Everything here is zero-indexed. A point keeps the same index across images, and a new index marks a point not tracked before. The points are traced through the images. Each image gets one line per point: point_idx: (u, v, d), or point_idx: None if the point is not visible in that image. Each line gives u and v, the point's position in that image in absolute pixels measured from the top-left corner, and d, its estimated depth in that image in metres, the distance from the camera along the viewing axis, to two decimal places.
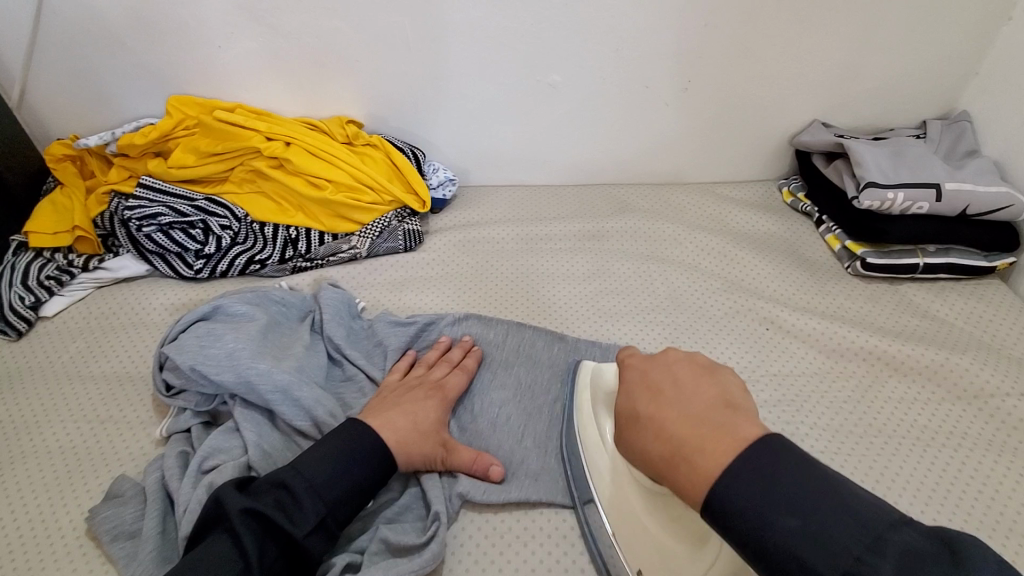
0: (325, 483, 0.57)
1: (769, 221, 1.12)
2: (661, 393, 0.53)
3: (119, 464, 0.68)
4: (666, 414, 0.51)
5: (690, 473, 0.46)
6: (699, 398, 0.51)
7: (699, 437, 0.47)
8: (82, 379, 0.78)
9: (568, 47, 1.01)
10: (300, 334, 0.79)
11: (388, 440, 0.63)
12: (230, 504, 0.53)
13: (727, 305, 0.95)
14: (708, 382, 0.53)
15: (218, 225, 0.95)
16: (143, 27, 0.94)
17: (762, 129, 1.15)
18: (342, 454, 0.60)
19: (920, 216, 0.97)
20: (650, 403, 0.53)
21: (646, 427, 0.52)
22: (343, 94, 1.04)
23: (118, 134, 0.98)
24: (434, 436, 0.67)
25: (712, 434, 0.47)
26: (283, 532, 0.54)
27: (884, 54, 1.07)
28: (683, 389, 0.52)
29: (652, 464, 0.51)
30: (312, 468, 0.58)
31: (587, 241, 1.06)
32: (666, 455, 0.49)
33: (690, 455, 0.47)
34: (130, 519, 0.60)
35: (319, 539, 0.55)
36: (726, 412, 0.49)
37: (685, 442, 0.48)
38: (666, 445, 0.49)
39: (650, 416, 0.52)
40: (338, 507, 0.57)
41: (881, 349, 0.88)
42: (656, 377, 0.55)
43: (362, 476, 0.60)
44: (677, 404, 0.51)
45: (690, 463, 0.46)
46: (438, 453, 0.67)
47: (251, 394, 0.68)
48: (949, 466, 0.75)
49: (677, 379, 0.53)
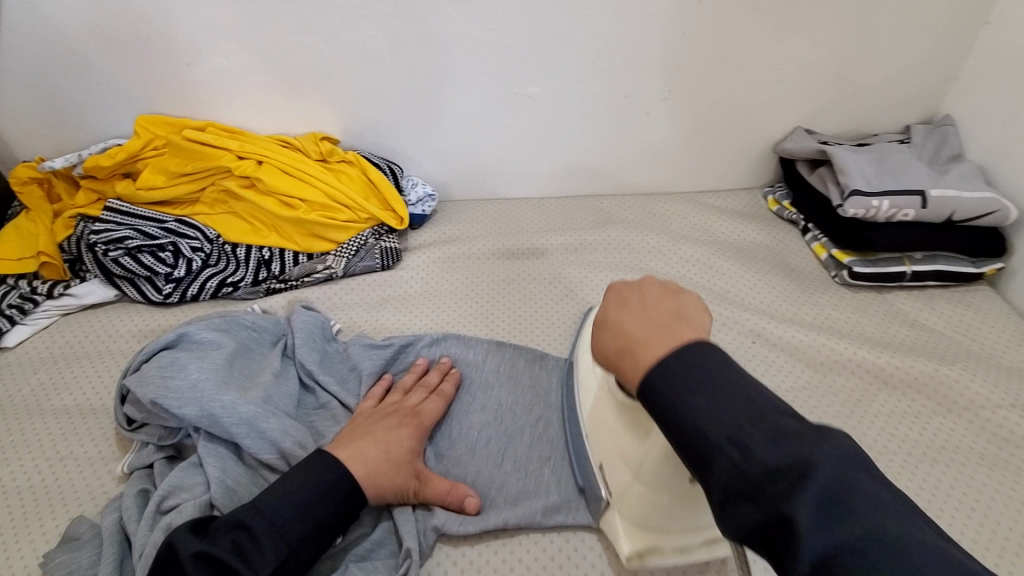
0: (287, 521, 0.55)
1: (754, 230, 1.10)
2: (628, 302, 0.48)
3: (78, 503, 0.65)
4: (625, 318, 0.47)
5: (634, 365, 0.43)
6: (658, 311, 0.46)
7: (650, 334, 0.44)
8: (43, 413, 0.75)
9: (545, 57, 0.99)
10: (270, 360, 0.76)
11: (357, 473, 0.60)
12: (184, 548, 0.51)
13: (713, 318, 0.93)
14: (671, 297, 0.48)
15: (188, 247, 0.92)
16: (109, 46, 0.92)
17: (745, 137, 1.14)
18: (307, 489, 0.57)
19: (906, 224, 0.95)
20: (616, 310, 0.48)
21: (607, 330, 0.48)
22: (317, 110, 1.02)
23: (85, 156, 0.96)
24: (407, 467, 0.64)
25: (665, 335, 0.43)
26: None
27: (865, 59, 1.06)
28: (647, 301, 0.48)
29: (605, 359, 0.48)
30: (273, 507, 0.55)
31: (570, 254, 1.04)
32: (618, 350, 0.46)
33: (639, 347, 0.43)
34: (85, 565, 0.57)
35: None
36: (679, 322, 0.44)
37: (637, 339, 0.44)
38: (619, 343, 0.46)
39: (611, 321, 0.48)
40: (300, 547, 0.55)
41: (870, 361, 0.86)
42: (629, 292, 0.49)
43: (326, 512, 0.57)
44: (640, 313, 0.47)
45: (637, 359, 0.43)
46: (411, 485, 0.64)
47: (215, 427, 0.65)
48: (942, 483, 0.73)
49: (645, 295, 0.48)
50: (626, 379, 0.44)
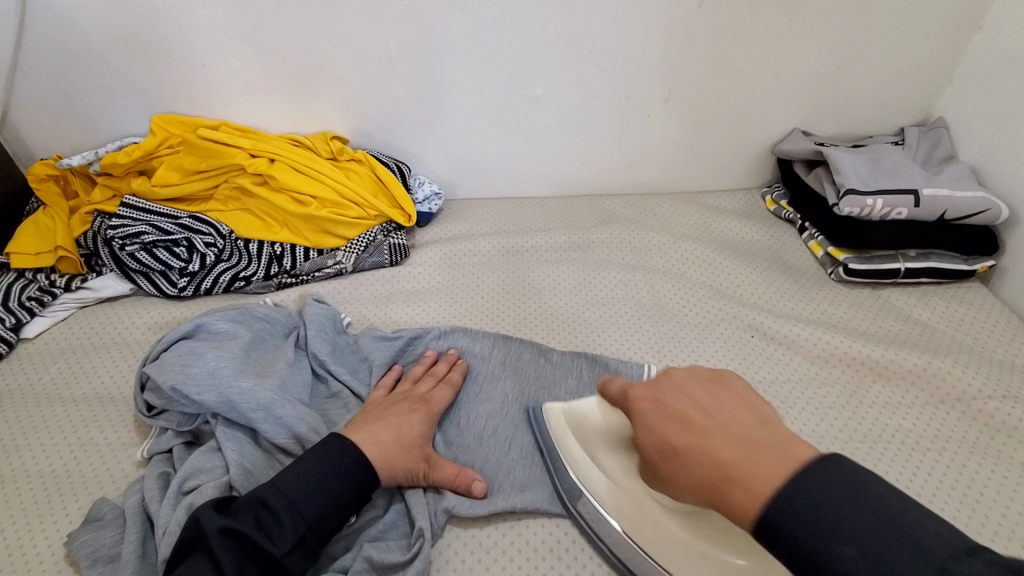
0: (304, 498, 0.57)
1: (753, 228, 1.13)
2: (692, 415, 0.48)
3: (99, 486, 0.67)
4: (709, 443, 0.45)
5: (744, 495, 0.42)
6: (728, 420, 0.46)
7: (749, 457, 0.43)
8: (63, 401, 0.77)
9: (549, 59, 1.02)
10: (284, 351, 0.78)
11: (371, 455, 0.63)
12: (207, 522, 0.53)
13: (713, 313, 0.95)
14: (737, 403, 0.48)
15: (202, 242, 0.95)
16: (126, 47, 0.95)
17: (744, 138, 1.17)
18: (321, 468, 0.59)
19: (900, 222, 0.98)
20: (683, 432, 0.47)
21: (688, 455, 0.46)
22: (328, 111, 1.05)
23: (102, 153, 0.98)
24: (417, 451, 0.67)
25: (767, 460, 0.43)
26: (261, 549, 0.53)
27: (860, 64, 1.09)
28: (712, 411, 0.47)
29: (695, 492, 0.46)
30: (292, 485, 0.57)
31: (574, 251, 1.07)
32: (709, 480, 0.44)
33: (739, 475, 0.43)
34: (109, 543, 0.59)
35: (300, 559, 0.55)
36: (763, 428, 0.45)
37: (735, 466, 0.43)
38: (708, 472, 0.44)
39: (686, 446, 0.46)
40: (319, 523, 0.57)
41: (866, 355, 0.89)
42: (689, 404, 0.48)
43: (343, 491, 0.59)
44: (714, 428, 0.46)
45: (748, 493, 0.42)
46: (420, 468, 0.66)
47: (233, 413, 0.67)
48: (935, 470, 0.75)
49: (698, 400, 0.48)
50: (733, 512, 0.43)
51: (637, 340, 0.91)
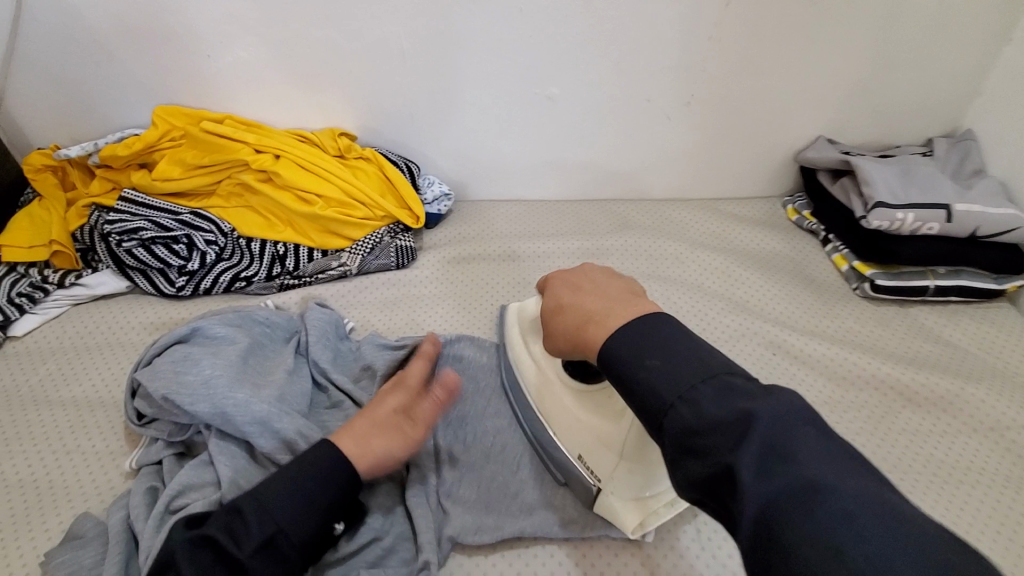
0: (292, 524, 0.52)
1: (773, 239, 1.09)
2: (582, 287, 0.57)
3: (84, 499, 0.64)
4: (583, 300, 0.55)
5: (597, 330, 0.50)
6: (611, 290, 0.55)
7: (604, 309, 0.51)
8: (50, 405, 0.73)
9: (567, 58, 0.98)
10: (284, 357, 0.75)
11: (354, 459, 0.58)
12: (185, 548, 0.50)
13: (731, 328, 0.91)
14: (618, 281, 0.57)
15: (202, 240, 0.91)
16: (128, 35, 0.91)
17: (766, 145, 1.12)
18: (311, 489, 0.55)
19: (931, 237, 0.94)
20: (570, 295, 0.57)
21: (569, 311, 0.55)
22: (336, 106, 1.01)
23: (101, 145, 0.95)
24: (392, 416, 0.63)
25: (622, 308, 0.50)
26: (228, 556, 0.50)
27: (891, 70, 1.04)
28: (599, 284, 0.57)
29: (572, 344, 0.54)
30: (266, 489, 0.54)
31: (587, 259, 1.03)
32: (579, 324, 0.53)
33: (597, 320, 0.50)
34: (88, 564, 0.56)
35: (269, 561, 0.51)
36: (632, 296, 0.53)
37: (595, 313, 0.52)
38: (579, 318, 0.53)
39: (570, 304, 0.55)
40: (293, 526, 0.52)
41: (893, 377, 0.85)
42: (583, 281, 0.58)
43: (323, 496, 0.55)
44: (594, 293, 0.55)
45: (601, 327, 0.50)
46: (402, 426, 0.63)
47: (227, 425, 0.63)
48: (967, 504, 0.71)
49: (592, 279, 0.58)
50: (591, 347, 0.50)
51: None
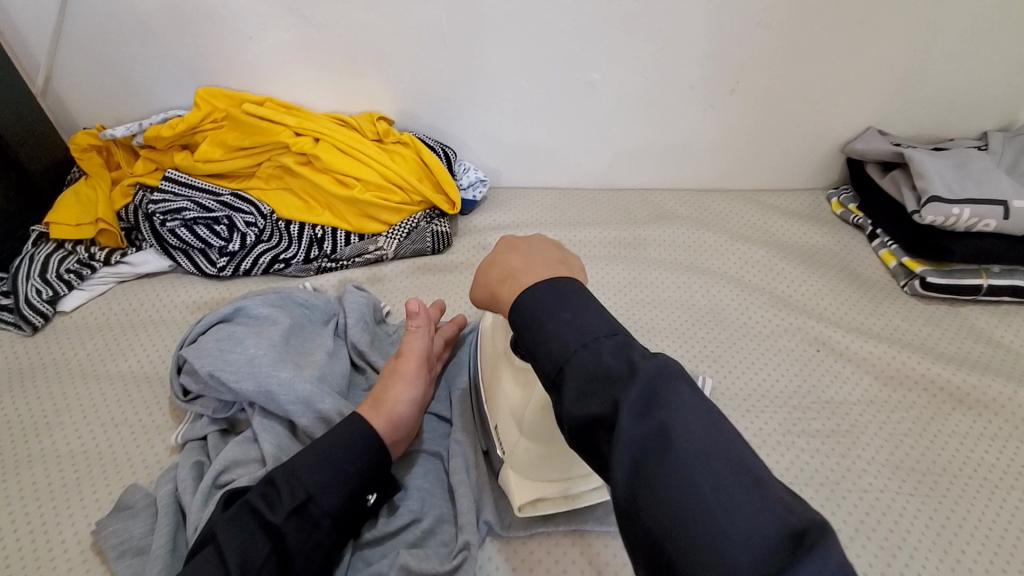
0: (338, 509, 0.54)
1: (816, 233, 1.06)
2: (518, 248, 0.54)
3: (132, 471, 0.65)
4: (512, 259, 0.53)
5: (511, 288, 0.50)
6: (542, 256, 0.53)
7: (529, 269, 0.50)
8: (99, 378, 0.75)
9: (609, 43, 0.95)
10: (323, 338, 0.75)
11: (365, 411, 0.61)
12: (231, 530, 0.50)
13: (773, 323, 0.89)
14: (556, 251, 0.54)
15: (242, 221, 0.92)
16: (173, 17, 0.92)
17: (812, 135, 1.09)
18: (354, 476, 0.56)
19: (987, 235, 0.90)
20: (502, 257, 0.54)
21: (494, 270, 0.53)
22: (375, 90, 1.01)
23: (145, 126, 0.96)
24: (387, 366, 0.67)
25: (544, 270, 0.50)
26: (262, 520, 0.51)
27: (948, 58, 1.00)
28: (534, 249, 0.54)
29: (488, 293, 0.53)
30: (297, 460, 0.55)
31: (623, 249, 1.01)
32: (499, 282, 0.52)
33: (521, 276, 0.50)
34: (138, 535, 0.57)
35: (300, 526, 0.52)
36: (562, 266, 0.51)
37: (518, 271, 0.50)
38: (503, 275, 0.52)
39: (499, 261, 0.54)
40: (323, 494, 0.54)
41: (944, 378, 0.81)
42: (517, 247, 0.55)
43: (352, 466, 0.56)
44: (524, 256, 0.53)
45: (516, 286, 0.49)
46: (397, 364, 0.66)
47: (271, 403, 0.64)
48: (1020, 513, 0.68)
49: (534, 245, 0.55)
50: (501, 301, 0.51)
51: (690, 348, 0.85)
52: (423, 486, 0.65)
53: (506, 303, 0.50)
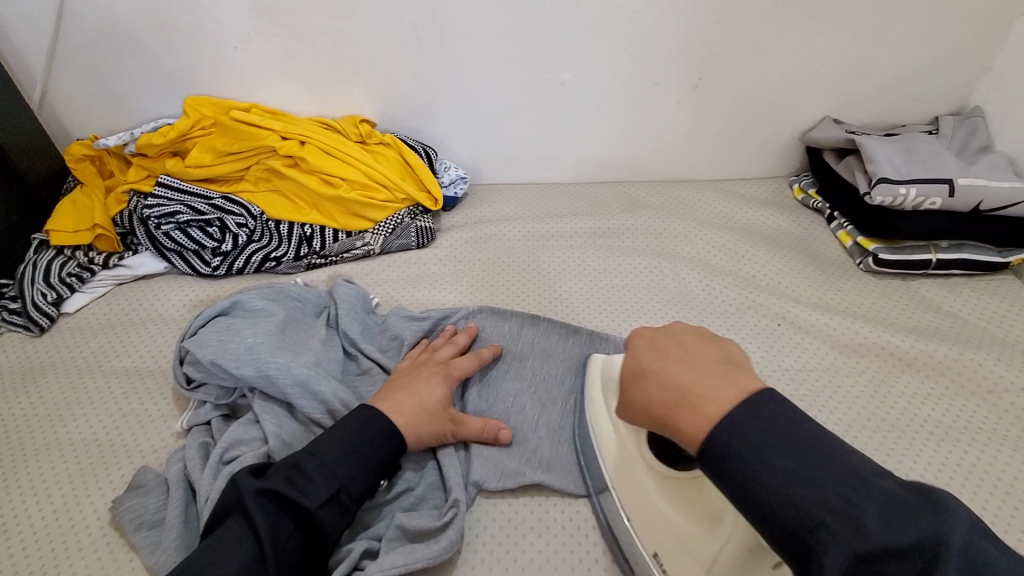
0: (360, 495, 0.59)
1: (779, 217, 1.12)
2: (667, 351, 0.53)
3: (142, 456, 0.70)
4: (672, 368, 0.51)
5: (691, 417, 0.46)
6: (704, 358, 0.51)
7: (700, 380, 0.48)
8: (104, 373, 0.79)
9: (577, 43, 1.01)
10: (317, 329, 0.80)
11: (397, 421, 0.65)
12: (262, 514, 0.53)
13: (738, 301, 0.95)
14: (713, 345, 0.53)
15: (234, 223, 0.96)
16: (162, 29, 0.96)
17: (773, 125, 1.15)
18: (376, 467, 0.61)
19: (933, 212, 0.96)
20: (656, 361, 0.53)
21: (653, 381, 0.52)
22: (357, 95, 1.06)
23: (137, 134, 1.00)
24: (442, 415, 0.68)
25: (722, 382, 0.47)
26: (297, 508, 0.55)
27: (896, 50, 1.07)
28: (686, 348, 0.53)
29: (654, 416, 0.51)
30: (327, 452, 0.59)
31: (598, 238, 1.07)
32: (667, 401, 0.49)
33: (693, 396, 0.47)
34: (152, 509, 0.62)
35: (332, 513, 0.57)
36: (732, 368, 0.49)
37: (690, 389, 0.48)
38: (669, 393, 0.49)
39: (656, 371, 0.52)
40: (352, 483, 0.59)
41: (895, 345, 0.88)
42: (665, 343, 0.55)
43: (375, 457, 0.61)
44: (680, 359, 0.52)
45: (694, 402, 0.46)
46: (448, 429, 0.69)
47: (270, 387, 0.69)
48: (964, 462, 0.74)
49: (683, 342, 0.54)
50: (683, 433, 0.47)
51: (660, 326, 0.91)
52: (415, 459, 0.70)
53: (691, 435, 0.46)
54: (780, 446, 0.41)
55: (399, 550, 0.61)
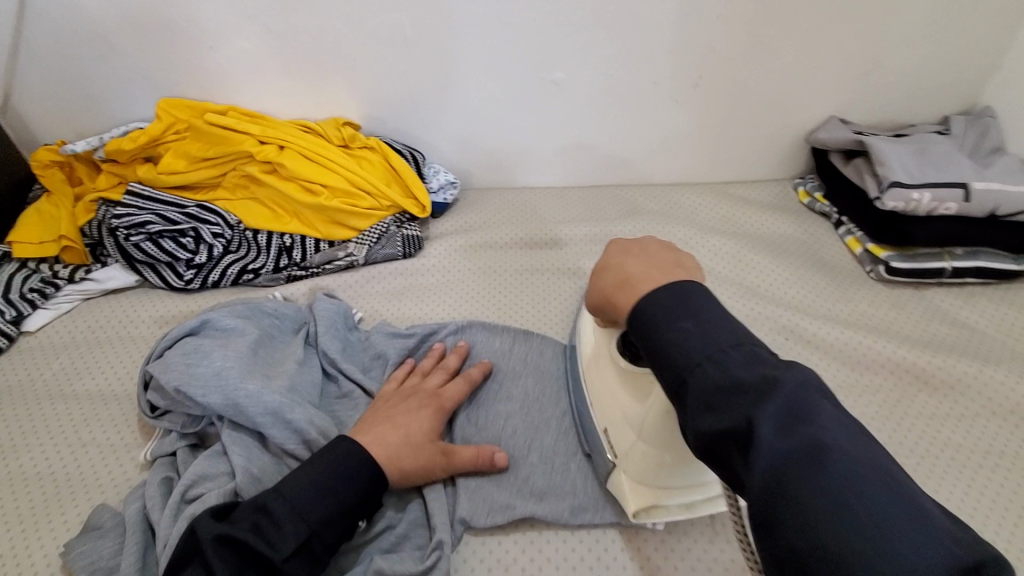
0: (335, 541, 0.54)
1: (783, 223, 1.07)
2: (632, 251, 0.55)
3: (100, 491, 0.65)
4: (628, 262, 0.53)
5: (626, 296, 0.49)
6: (659, 257, 0.52)
7: (646, 273, 0.50)
8: (65, 398, 0.74)
9: (572, 40, 0.96)
10: (293, 348, 0.75)
11: (380, 456, 0.60)
12: (221, 567, 0.49)
13: (742, 312, 0.90)
14: (671, 252, 0.54)
15: (209, 233, 0.90)
16: (130, 28, 0.90)
17: (777, 126, 1.10)
18: (352, 510, 0.56)
19: (948, 218, 0.91)
20: (618, 256, 0.55)
21: (609, 271, 0.54)
22: (340, 96, 1.00)
23: (106, 140, 0.94)
24: (430, 448, 0.63)
25: (660, 275, 0.49)
26: (262, 559, 0.50)
27: (905, 46, 1.01)
28: (648, 250, 0.54)
29: (603, 296, 0.54)
30: (297, 494, 0.54)
31: (595, 245, 1.02)
32: (614, 284, 0.52)
33: (634, 283, 0.49)
34: (107, 555, 0.57)
35: (301, 564, 0.52)
36: (676, 268, 0.50)
37: (634, 275, 0.50)
38: (617, 278, 0.52)
39: (615, 263, 0.54)
40: (325, 528, 0.54)
41: (909, 360, 0.83)
42: (632, 244, 0.56)
43: (350, 498, 0.56)
44: (641, 259, 0.53)
45: (635, 290, 0.49)
46: (438, 464, 0.63)
47: (239, 416, 0.64)
48: (987, 489, 0.70)
49: (646, 245, 0.55)
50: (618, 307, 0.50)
51: None
52: (397, 492, 0.65)
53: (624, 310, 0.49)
54: (747, 360, 0.40)
55: None
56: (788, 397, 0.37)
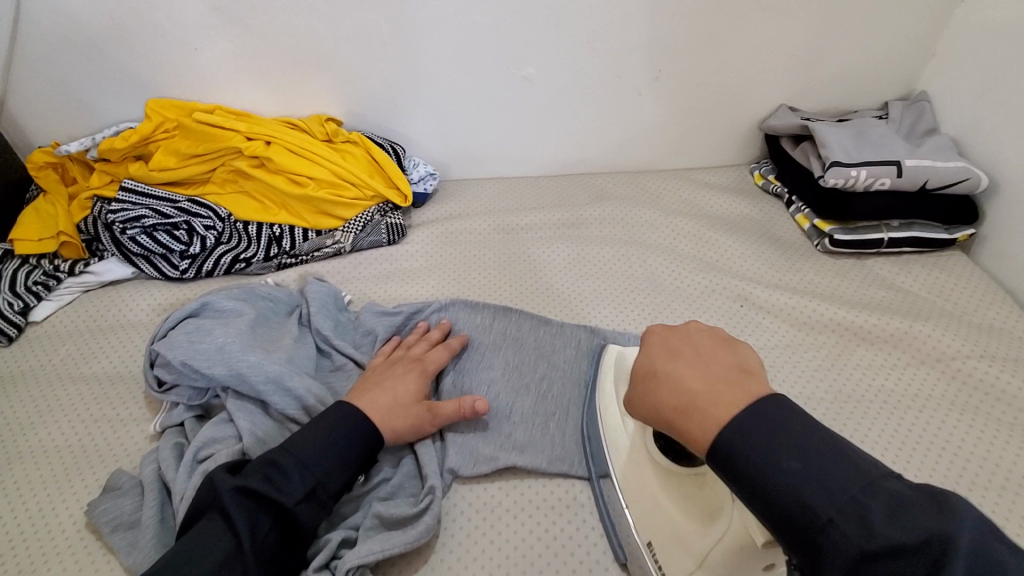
0: (338, 488, 0.61)
1: (740, 203, 1.16)
2: (683, 353, 0.53)
3: (114, 460, 0.70)
4: (684, 372, 0.50)
5: (699, 424, 0.46)
6: (716, 363, 0.50)
7: (711, 389, 0.47)
8: (73, 380, 0.79)
9: (540, 37, 1.03)
10: (289, 327, 0.81)
11: (373, 418, 0.66)
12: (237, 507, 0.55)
13: (702, 284, 0.98)
14: (726, 350, 0.52)
15: (202, 225, 0.96)
16: (120, 32, 0.95)
17: (733, 115, 1.19)
18: (351, 461, 0.62)
19: (883, 193, 1.01)
20: (671, 362, 0.52)
21: (666, 383, 0.51)
22: (323, 94, 1.06)
23: (98, 140, 0.99)
24: (416, 405, 0.70)
25: (730, 392, 0.47)
26: (275, 503, 0.56)
27: (845, 38, 1.11)
28: (702, 352, 0.52)
29: (663, 418, 0.51)
30: (301, 446, 0.60)
31: (567, 228, 1.09)
32: (677, 405, 0.49)
33: (703, 405, 0.47)
34: (129, 510, 0.62)
35: (309, 508, 0.58)
36: (742, 374, 0.48)
37: (698, 395, 0.48)
38: (678, 397, 0.49)
39: (668, 375, 0.51)
40: (328, 477, 0.60)
41: (850, 321, 0.92)
42: (679, 344, 0.54)
43: (350, 451, 0.63)
44: (696, 363, 0.51)
45: (705, 414, 0.46)
46: (426, 419, 0.70)
47: (243, 386, 0.69)
48: (917, 428, 0.79)
49: (698, 345, 0.53)
50: (691, 438, 0.47)
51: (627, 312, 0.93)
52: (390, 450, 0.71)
53: (702, 443, 0.46)
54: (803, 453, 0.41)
55: (377, 537, 0.62)
56: (875, 492, 0.38)
